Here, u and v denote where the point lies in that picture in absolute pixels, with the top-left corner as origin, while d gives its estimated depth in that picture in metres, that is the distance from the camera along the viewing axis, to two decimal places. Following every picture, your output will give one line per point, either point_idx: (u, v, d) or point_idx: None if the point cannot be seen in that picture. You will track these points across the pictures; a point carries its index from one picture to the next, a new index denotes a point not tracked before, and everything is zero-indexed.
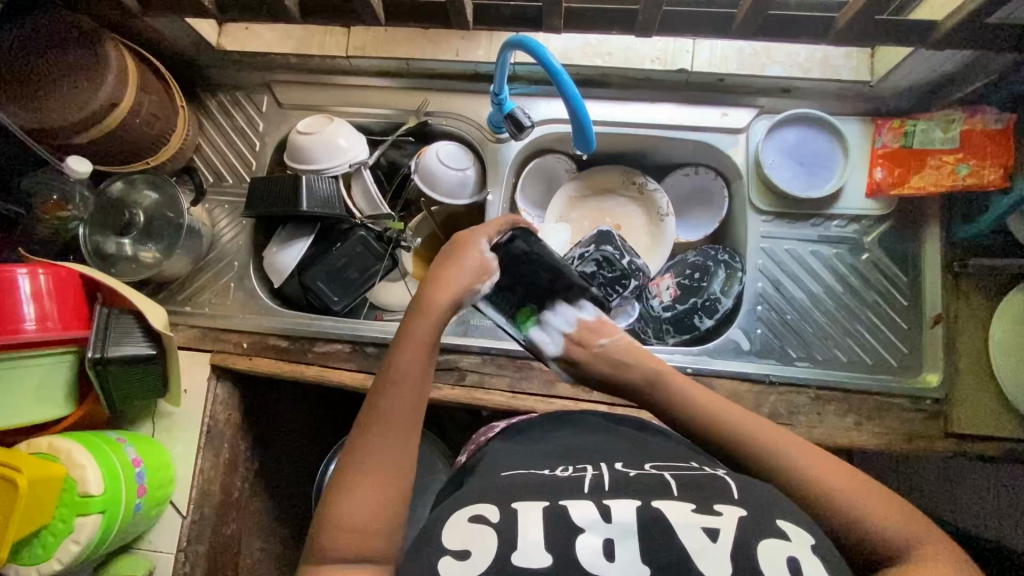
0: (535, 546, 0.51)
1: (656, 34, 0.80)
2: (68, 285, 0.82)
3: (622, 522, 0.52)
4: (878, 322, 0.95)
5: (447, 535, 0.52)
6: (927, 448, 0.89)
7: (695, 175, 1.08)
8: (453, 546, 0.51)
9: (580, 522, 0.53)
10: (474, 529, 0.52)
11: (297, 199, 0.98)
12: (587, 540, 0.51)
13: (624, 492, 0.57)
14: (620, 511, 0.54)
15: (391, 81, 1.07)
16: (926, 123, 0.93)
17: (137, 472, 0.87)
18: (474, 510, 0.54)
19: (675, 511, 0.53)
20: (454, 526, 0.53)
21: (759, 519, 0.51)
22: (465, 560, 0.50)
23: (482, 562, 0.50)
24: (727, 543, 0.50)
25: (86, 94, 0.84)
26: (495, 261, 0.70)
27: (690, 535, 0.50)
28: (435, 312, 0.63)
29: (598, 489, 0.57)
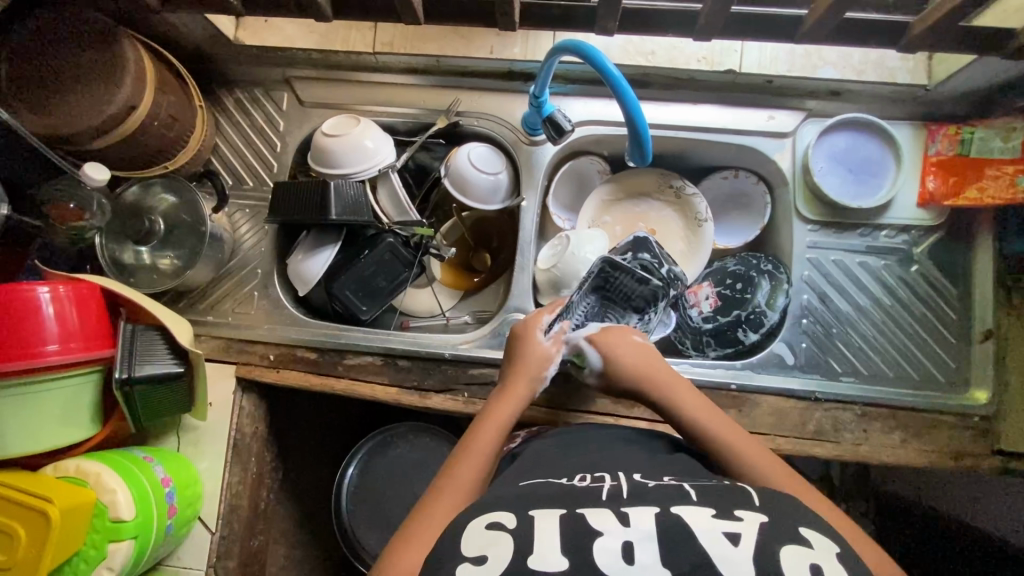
0: (551, 550, 0.51)
1: (716, 37, 0.75)
2: (89, 299, 0.78)
3: (640, 527, 0.52)
4: (926, 337, 0.93)
5: (466, 543, 0.54)
6: (974, 467, 0.87)
7: (734, 178, 1.04)
8: (470, 553, 0.53)
9: (598, 526, 0.53)
10: (490, 537, 0.54)
11: (326, 206, 0.93)
12: (604, 546, 0.51)
13: (643, 500, 0.56)
14: (639, 518, 0.53)
15: (419, 78, 1.02)
16: (985, 130, 0.89)
17: (166, 492, 0.84)
18: (491, 519, 0.56)
19: (697, 516, 0.53)
20: (471, 533, 0.55)
21: (780, 528, 0.52)
22: (482, 565, 0.52)
23: (498, 566, 0.51)
24: (748, 547, 0.49)
25: (103, 99, 0.78)
26: (556, 346, 0.85)
27: (711, 539, 0.50)
28: (511, 398, 0.78)
29: (616, 497, 0.57)
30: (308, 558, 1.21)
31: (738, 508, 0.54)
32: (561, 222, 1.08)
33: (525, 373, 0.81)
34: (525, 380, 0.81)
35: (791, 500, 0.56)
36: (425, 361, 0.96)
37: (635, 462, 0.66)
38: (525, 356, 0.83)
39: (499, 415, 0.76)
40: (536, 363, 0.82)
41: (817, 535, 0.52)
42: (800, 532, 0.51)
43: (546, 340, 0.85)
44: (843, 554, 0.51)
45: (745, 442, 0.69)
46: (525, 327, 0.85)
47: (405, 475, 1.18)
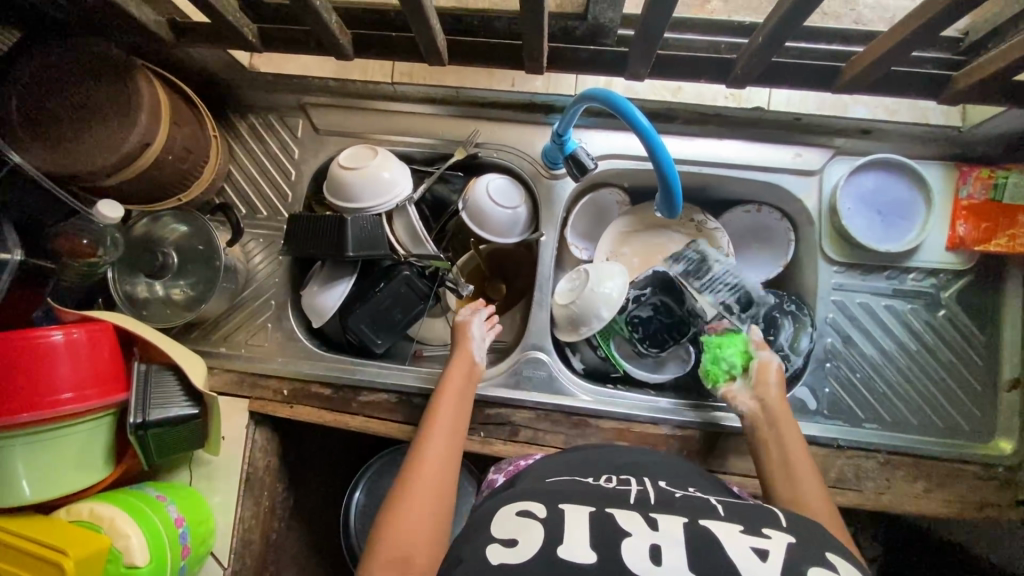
0: (581, 543, 0.52)
1: (753, 83, 0.75)
2: (102, 340, 0.77)
3: (668, 531, 0.53)
4: (952, 384, 0.91)
5: (497, 529, 0.56)
6: (997, 517, 0.86)
7: (756, 213, 1.01)
8: (500, 535, 0.55)
9: (626, 528, 0.54)
10: (520, 523, 0.56)
11: (342, 241, 0.92)
12: (633, 545, 0.51)
13: (671, 510, 0.57)
14: (668, 524, 0.54)
15: (438, 108, 0.99)
16: (1019, 174, 0.87)
17: (179, 532, 0.84)
18: (521, 508, 0.58)
19: (726, 530, 0.52)
20: (501, 519, 0.57)
21: (806, 551, 0.50)
22: (511, 547, 0.53)
23: (527, 549, 0.52)
24: (778, 562, 0.48)
25: (118, 135, 0.76)
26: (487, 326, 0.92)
27: (740, 554, 0.49)
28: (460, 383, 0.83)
29: (643, 501, 0.59)
30: None
31: (767, 527, 0.54)
32: (579, 253, 1.06)
33: (468, 363, 0.86)
34: (461, 374, 0.84)
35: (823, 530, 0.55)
36: None
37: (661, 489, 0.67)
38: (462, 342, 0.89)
39: (445, 413, 0.78)
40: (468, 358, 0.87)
41: (842, 561, 0.51)
42: (828, 558, 0.50)
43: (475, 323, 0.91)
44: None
45: (811, 481, 0.70)
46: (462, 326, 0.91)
47: None
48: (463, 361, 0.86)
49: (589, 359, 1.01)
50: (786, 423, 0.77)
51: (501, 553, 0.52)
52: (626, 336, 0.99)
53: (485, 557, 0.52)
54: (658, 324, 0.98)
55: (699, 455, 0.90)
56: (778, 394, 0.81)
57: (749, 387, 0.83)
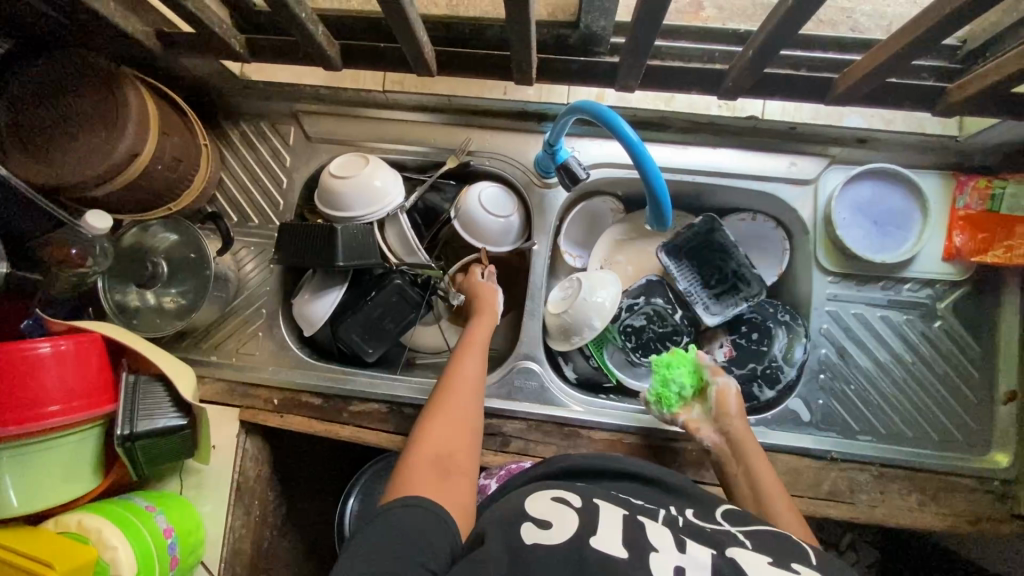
0: (614, 542, 0.57)
1: (745, 94, 0.74)
2: (90, 351, 0.77)
3: (696, 555, 0.56)
4: (948, 396, 0.90)
5: (533, 505, 0.62)
6: (993, 531, 0.85)
7: (752, 221, 1.00)
8: (535, 514, 0.61)
9: (656, 544, 0.57)
10: (554, 509, 0.61)
11: (333, 252, 0.91)
12: (660, 560, 0.55)
13: (702, 537, 0.59)
14: (696, 549, 0.57)
15: (430, 116, 0.99)
16: (1016, 185, 0.86)
17: (168, 543, 0.84)
18: (559, 498, 0.64)
19: (753, 561, 0.55)
20: (539, 499, 0.64)
21: None
22: (544, 530, 0.58)
23: (558, 534, 0.58)
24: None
25: (105, 146, 0.76)
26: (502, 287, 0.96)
27: None
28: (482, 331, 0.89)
29: (674, 523, 0.62)
30: None
31: (795, 561, 0.56)
32: (572, 260, 1.07)
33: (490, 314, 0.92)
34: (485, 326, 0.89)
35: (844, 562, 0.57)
36: None
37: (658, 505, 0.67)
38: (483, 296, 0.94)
39: (472, 354, 0.84)
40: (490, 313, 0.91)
41: None
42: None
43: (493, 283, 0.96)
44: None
45: (779, 499, 0.73)
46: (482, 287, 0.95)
47: None
48: (488, 317, 0.91)
49: (581, 369, 1.01)
50: (746, 447, 0.79)
51: (533, 531, 0.58)
52: (620, 346, 0.99)
53: (521, 534, 0.58)
54: (650, 334, 0.98)
55: (691, 467, 0.89)
56: (738, 420, 0.82)
57: (711, 420, 0.84)
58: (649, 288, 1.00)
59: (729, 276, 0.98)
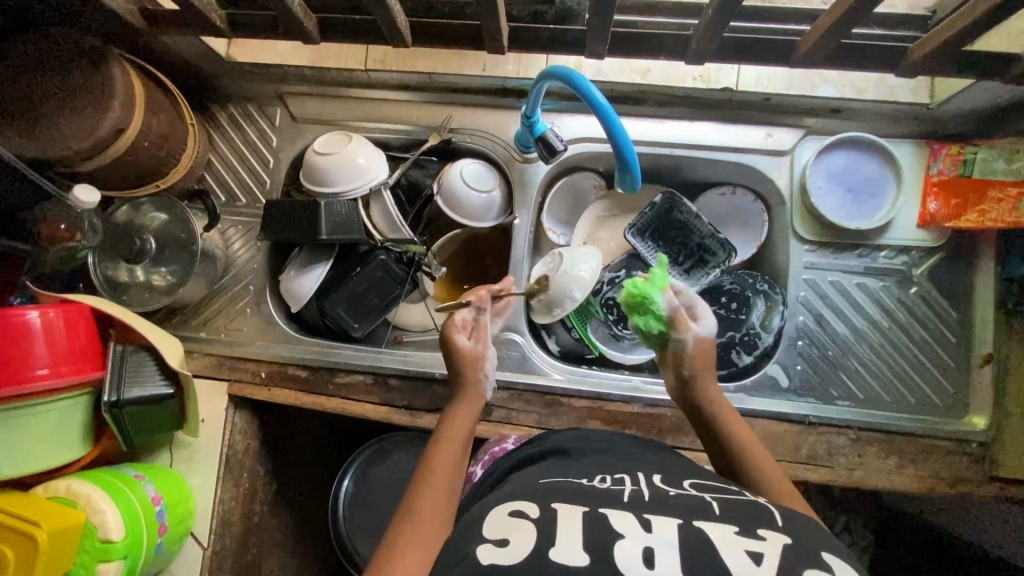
0: (574, 543, 0.50)
1: (710, 60, 0.76)
2: (79, 321, 0.79)
3: (663, 534, 0.50)
4: (926, 361, 0.91)
5: (488, 527, 0.54)
6: (971, 493, 0.86)
7: (732, 195, 1.02)
8: (492, 535, 0.52)
9: (619, 530, 0.51)
10: (511, 522, 0.54)
11: (316, 226, 0.93)
12: (626, 547, 0.49)
13: (666, 510, 0.54)
14: (661, 526, 0.51)
15: (412, 94, 1.01)
16: (988, 151, 0.87)
17: (157, 510, 0.85)
18: (514, 505, 0.56)
19: (720, 534, 0.50)
20: (495, 517, 0.55)
21: (802, 551, 0.49)
22: (504, 548, 0.51)
23: (518, 548, 0.50)
24: (771, 566, 0.47)
25: (92, 121, 0.79)
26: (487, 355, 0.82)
27: (734, 557, 0.47)
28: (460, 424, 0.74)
29: (638, 501, 0.56)
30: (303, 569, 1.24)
31: (761, 528, 0.52)
32: (556, 238, 1.08)
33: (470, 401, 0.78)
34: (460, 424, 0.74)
35: (815, 525, 0.54)
36: (416, 380, 0.96)
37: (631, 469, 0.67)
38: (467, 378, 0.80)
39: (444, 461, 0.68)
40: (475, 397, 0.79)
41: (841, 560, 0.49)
42: (824, 559, 0.48)
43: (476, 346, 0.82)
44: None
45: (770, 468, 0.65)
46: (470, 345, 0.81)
47: (400, 480, 1.22)
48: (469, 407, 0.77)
49: (564, 341, 1.03)
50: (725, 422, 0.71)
51: (491, 552, 0.50)
52: (603, 319, 1.01)
53: (478, 557, 0.50)
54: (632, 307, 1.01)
55: (671, 433, 0.90)
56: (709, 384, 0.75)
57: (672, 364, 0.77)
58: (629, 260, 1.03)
59: (694, 250, 1.03)
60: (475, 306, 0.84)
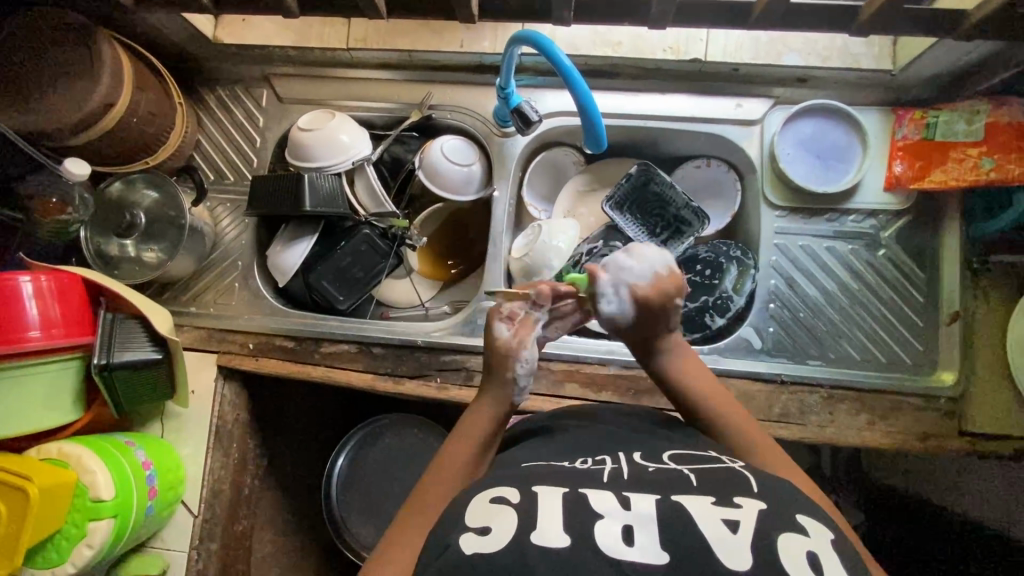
0: (554, 526, 0.50)
1: (672, 24, 0.79)
2: (71, 290, 0.82)
3: (642, 511, 0.51)
4: (894, 321, 0.93)
5: (470, 517, 0.53)
6: (940, 447, 0.88)
7: (706, 167, 1.05)
8: (474, 524, 0.52)
9: (599, 509, 0.52)
10: (494, 509, 0.53)
11: (299, 200, 0.96)
12: (606, 528, 0.50)
13: (645, 486, 0.55)
14: (640, 502, 0.52)
15: (393, 73, 1.04)
16: (949, 114, 0.89)
17: (147, 474, 0.88)
18: (496, 493, 0.55)
19: (697, 504, 0.51)
20: (476, 508, 0.54)
21: (778, 515, 0.50)
22: (487, 535, 0.51)
23: (503, 537, 0.50)
24: (748, 534, 0.48)
25: (82, 96, 0.82)
26: (523, 344, 0.70)
27: (710, 527, 0.49)
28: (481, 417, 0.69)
29: (618, 479, 0.56)
30: (295, 545, 1.26)
31: (737, 495, 0.52)
32: (536, 212, 1.11)
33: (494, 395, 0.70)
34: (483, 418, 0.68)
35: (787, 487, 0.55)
36: (399, 348, 0.98)
37: (605, 432, 0.68)
38: (497, 368, 0.71)
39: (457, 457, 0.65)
40: (503, 398, 0.70)
41: (813, 521, 0.51)
42: (798, 521, 0.50)
43: (503, 333, 0.72)
44: (837, 540, 0.50)
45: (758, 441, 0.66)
46: (508, 338, 0.71)
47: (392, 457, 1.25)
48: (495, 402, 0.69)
49: None
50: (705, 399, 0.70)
51: (473, 542, 0.50)
52: None
53: (461, 550, 0.50)
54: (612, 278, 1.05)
55: (647, 394, 0.92)
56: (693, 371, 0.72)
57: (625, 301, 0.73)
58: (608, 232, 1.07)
59: (671, 222, 1.05)
60: (532, 299, 0.73)
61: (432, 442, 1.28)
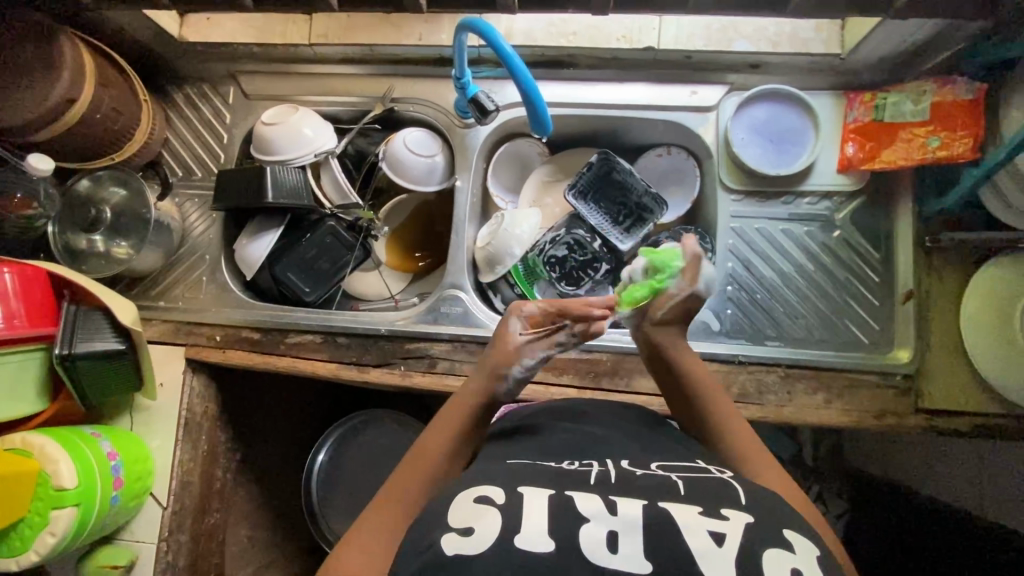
0: (538, 531, 0.49)
1: (614, 10, 0.81)
2: (35, 284, 0.84)
3: (627, 516, 0.49)
4: (850, 301, 0.94)
5: (452, 515, 0.52)
6: (898, 424, 0.88)
7: (668, 155, 1.06)
8: (456, 524, 0.51)
9: (585, 511, 0.50)
10: (477, 509, 0.52)
11: (261, 192, 0.97)
12: (591, 532, 0.49)
13: (631, 489, 0.53)
14: (627, 506, 0.51)
15: (356, 68, 1.06)
16: (897, 95, 0.90)
17: (112, 464, 0.89)
18: (480, 492, 0.54)
19: (684, 511, 0.50)
20: (459, 504, 0.53)
21: (765, 529, 0.48)
22: (468, 536, 0.50)
23: (483, 540, 0.49)
24: (733, 549, 0.46)
25: (42, 92, 0.85)
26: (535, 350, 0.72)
27: (697, 537, 0.47)
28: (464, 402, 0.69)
29: (605, 482, 0.54)
30: (269, 539, 1.26)
31: (725, 507, 0.51)
32: (503, 204, 1.11)
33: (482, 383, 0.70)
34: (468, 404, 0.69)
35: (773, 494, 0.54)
36: (363, 337, 0.99)
37: (557, 420, 0.70)
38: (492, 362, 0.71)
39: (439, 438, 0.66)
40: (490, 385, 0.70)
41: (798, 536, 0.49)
42: (785, 535, 0.48)
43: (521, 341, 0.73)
44: (825, 560, 0.48)
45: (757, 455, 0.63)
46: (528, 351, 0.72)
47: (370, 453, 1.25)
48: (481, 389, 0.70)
49: (509, 298, 1.06)
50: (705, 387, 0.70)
51: (455, 542, 0.49)
52: (547, 278, 1.06)
53: (441, 549, 0.49)
54: (576, 266, 1.05)
55: (607, 376, 0.94)
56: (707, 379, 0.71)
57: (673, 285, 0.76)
58: (570, 220, 1.05)
59: (633, 209, 1.06)
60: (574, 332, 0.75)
61: (407, 435, 1.29)
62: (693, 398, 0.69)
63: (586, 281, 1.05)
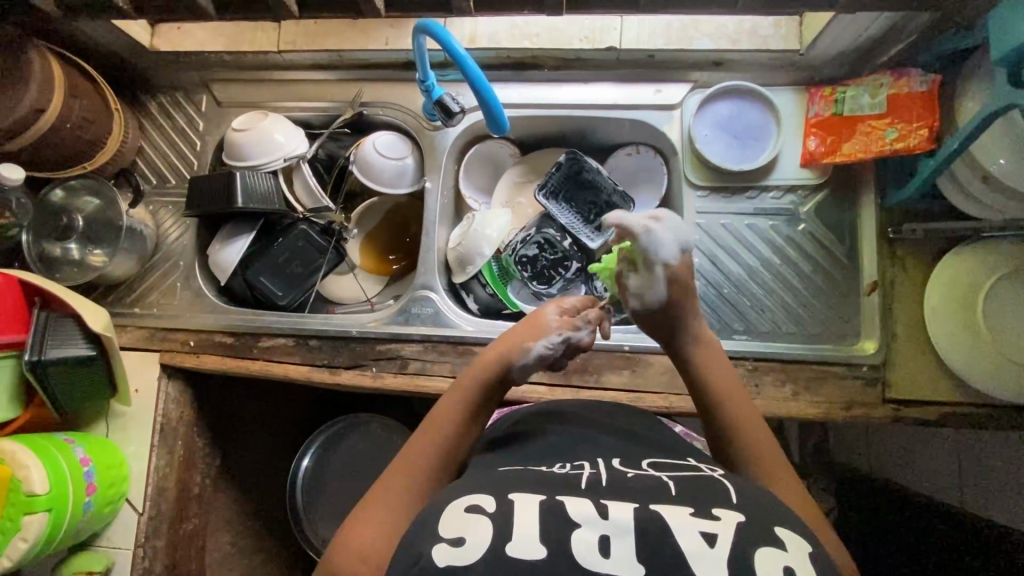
0: (532, 536, 0.48)
1: (568, 11, 0.83)
2: (7, 292, 0.86)
3: (618, 520, 0.49)
4: (816, 293, 0.95)
5: (443, 523, 0.50)
6: (867, 415, 0.89)
7: (636, 154, 1.07)
8: (447, 534, 0.49)
9: (575, 517, 0.49)
10: (469, 518, 0.50)
11: (231, 195, 0.97)
12: (583, 538, 0.48)
13: (623, 493, 0.52)
14: (617, 510, 0.50)
15: (325, 73, 1.08)
16: (855, 89, 0.91)
17: (85, 470, 0.90)
18: (471, 501, 0.52)
19: (674, 514, 0.49)
20: (449, 514, 0.51)
21: (754, 529, 0.48)
22: (460, 547, 0.48)
23: (475, 551, 0.47)
24: (725, 549, 0.46)
25: (13, 103, 0.87)
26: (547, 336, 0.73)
27: (687, 537, 0.47)
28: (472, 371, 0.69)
29: (595, 486, 0.53)
30: (251, 546, 1.26)
31: (716, 507, 0.50)
32: (476, 205, 1.12)
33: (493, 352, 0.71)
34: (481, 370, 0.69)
35: (760, 492, 0.54)
36: (335, 339, 1.00)
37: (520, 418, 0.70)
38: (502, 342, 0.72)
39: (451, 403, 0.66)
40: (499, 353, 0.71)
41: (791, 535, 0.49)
42: (776, 534, 0.48)
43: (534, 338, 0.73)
44: (816, 555, 0.47)
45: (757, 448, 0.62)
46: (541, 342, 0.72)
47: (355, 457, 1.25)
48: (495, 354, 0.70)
49: (481, 299, 1.08)
50: (713, 376, 0.68)
51: (447, 553, 0.47)
52: (520, 278, 1.06)
53: (433, 561, 0.47)
54: (549, 265, 1.05)
55: (578, 374, 0.95)
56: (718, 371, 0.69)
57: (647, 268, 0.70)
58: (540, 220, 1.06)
59: (603, 208, 1.07)
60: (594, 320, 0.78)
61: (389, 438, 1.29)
62: (702, 389, 0.68)
63: (558, 281, 1.06)
